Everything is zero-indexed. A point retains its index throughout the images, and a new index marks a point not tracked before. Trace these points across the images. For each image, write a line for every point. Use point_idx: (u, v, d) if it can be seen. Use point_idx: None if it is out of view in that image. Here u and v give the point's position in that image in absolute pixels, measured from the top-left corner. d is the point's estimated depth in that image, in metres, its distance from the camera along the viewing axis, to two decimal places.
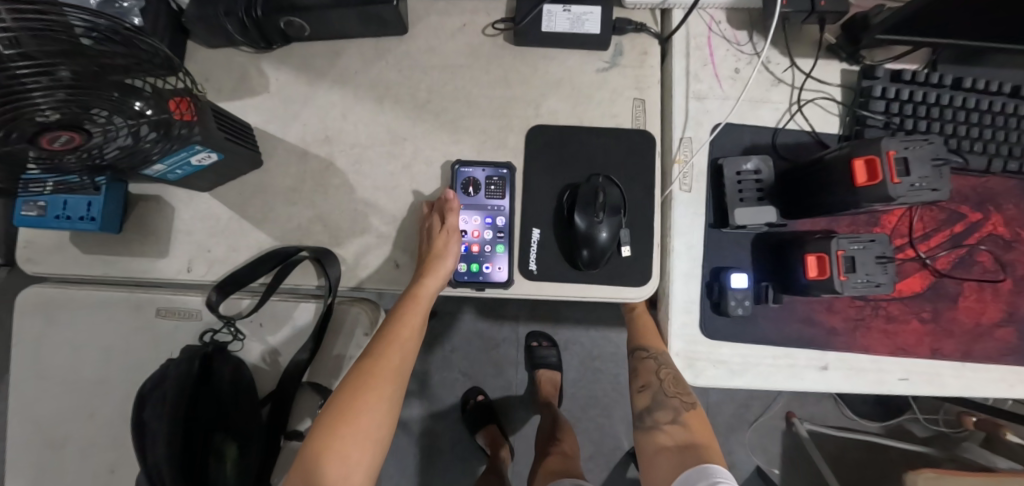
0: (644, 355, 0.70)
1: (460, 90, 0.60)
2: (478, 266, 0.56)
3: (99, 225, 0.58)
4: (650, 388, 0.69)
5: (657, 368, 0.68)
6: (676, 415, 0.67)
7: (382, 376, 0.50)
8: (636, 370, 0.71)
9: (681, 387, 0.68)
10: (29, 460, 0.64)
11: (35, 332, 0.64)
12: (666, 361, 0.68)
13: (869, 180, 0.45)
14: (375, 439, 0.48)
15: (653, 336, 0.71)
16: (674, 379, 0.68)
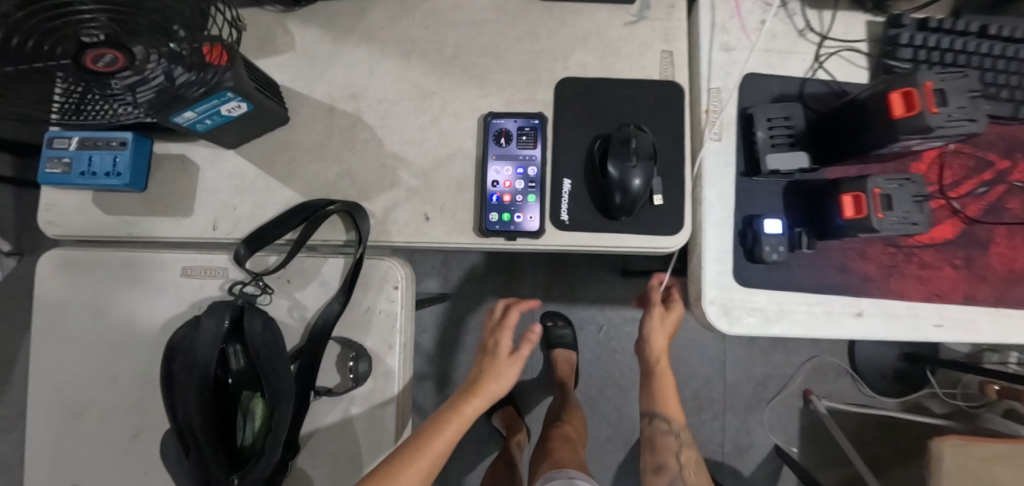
0: (666, 430, 0.73)
1: (487, 44, 0.60)
2: (510, 215, 0.55)
3: (126, 181, 0.58)
4: (667, 470, 0.72)
5: (679, 449, 0.73)
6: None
7: (411, 472, 0.51)
8: (655, 448, 0.74)
9: (694, 472, 0.73)
10: (51, 425, 0.63)
11: (57, 296, 0.64)
12: (684, 443, 0.73)
13: (906, 112, 0.45)
14: None
15: (674, 409, 0.72)
16: (692, 466, 0.73)
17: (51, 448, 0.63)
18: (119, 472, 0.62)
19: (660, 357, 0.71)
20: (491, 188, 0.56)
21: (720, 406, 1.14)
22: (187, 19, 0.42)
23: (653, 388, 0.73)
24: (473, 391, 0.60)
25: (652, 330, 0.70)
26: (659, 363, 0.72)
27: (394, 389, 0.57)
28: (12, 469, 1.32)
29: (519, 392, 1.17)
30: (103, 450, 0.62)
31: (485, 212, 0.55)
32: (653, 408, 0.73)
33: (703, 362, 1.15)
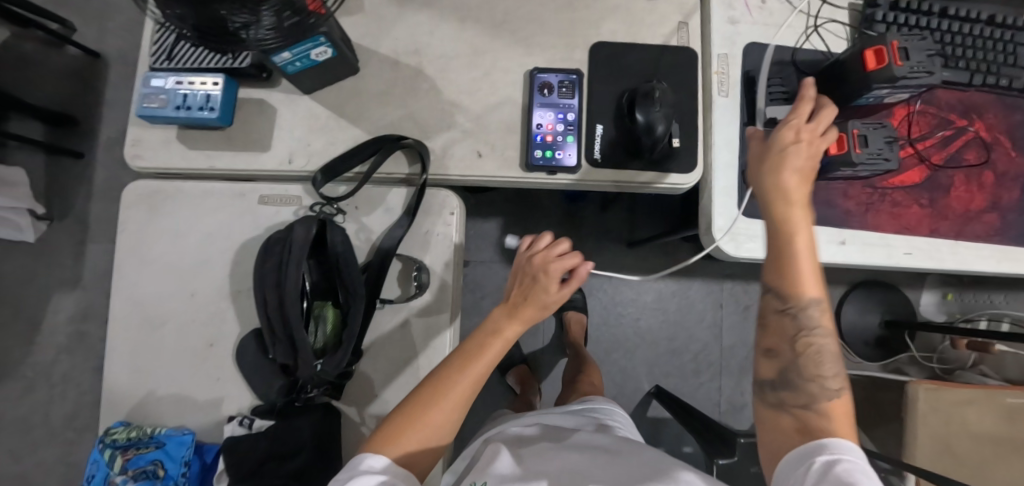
0: (779, 308, 0.47)
1: (532, 12, 0.71)
2: (551, 152, 0.64)
3: (217, 115, 0.66)
4: (781, 357, 0.47)
5: (800, 334, 0.46)
6: (814, 399, 0.43)
7: (452, 393, 0.49)
8: (764, 326, 0.48)
9: (829, 367, 0.45)
10: (130, 336, 0.70)
11: (142, 219, 0.72)
12: (814, 330, 0.46)
13: (877, 64, 0.56)
14: (435, 439, 0.48)
15: (808, 279, 0.46)
16: (819, 357, 0.45)
17: (129, 357, 0.70)
18: (195, 378, 0.69)
19: (798, 203, 0.47)
20: (536, 130, 0.65)
21: (718, 367, 1.25)
22: None
23: (775, 249, 0.47)
24: (514, 309, 0.52)
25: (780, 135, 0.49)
26: (793, 216, 0.46)
27: (449, 300, 0.67)
28: (34, 429, 1.30)
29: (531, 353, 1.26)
30: (177, 358, 0.69)
31: (530, 149, 0.64)
32: (775, 273, 0.47)
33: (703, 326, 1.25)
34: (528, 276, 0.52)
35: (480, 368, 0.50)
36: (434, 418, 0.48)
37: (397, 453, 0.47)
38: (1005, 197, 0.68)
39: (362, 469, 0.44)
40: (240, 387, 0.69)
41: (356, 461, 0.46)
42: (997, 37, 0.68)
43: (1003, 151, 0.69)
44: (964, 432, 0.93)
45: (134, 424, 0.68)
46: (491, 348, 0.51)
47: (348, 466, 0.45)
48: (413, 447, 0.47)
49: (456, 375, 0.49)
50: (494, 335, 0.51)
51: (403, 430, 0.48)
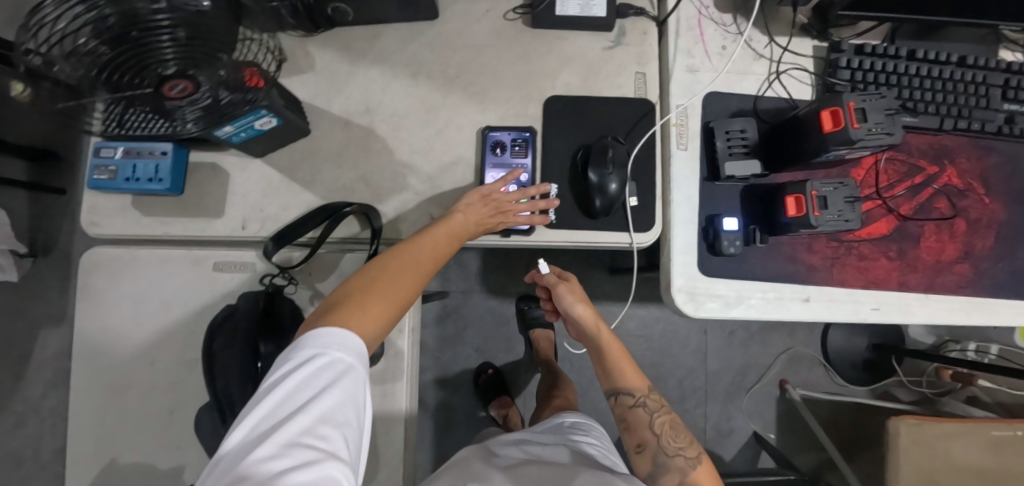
0: (631, 403, 0.67)
1: (485, 65, 0.68)
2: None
3: (166, 186, 0.65)
4: (648, 447, 0.64)
5: (652, 420, 0.66)
6: (684, 473, 0.61)
7: (412, 271, 0.55)
8: (630, 426, 0.66)
9: (681, 440, 0.65)
10: (92, 405, 0.69)
11: (100, 285, 0.70)
12: (657, 411, 0.66)
13: (833, 127, 0.54)
14: (393, 311, 0.53)
15: (634, 376, 0.67)
16: (673, 434, 0.65)
17: (93, 425, 0.69)
18: (159, 445, 0.69)
19: (599, 323, 0.69)
20: None
21: (703, 395, 1.22)
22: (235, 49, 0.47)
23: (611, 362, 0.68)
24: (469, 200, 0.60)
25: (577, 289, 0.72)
26: (603, 333, 0.69)
27: (404, 366, 0.67)
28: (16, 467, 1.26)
29: (513, 383, 1.25)
30: (140, 427, 0.69)
31: None
32: (612, 380, 0.68)
33: (688, 353, 1.22)
34: (490, 206, 0.60)
35: (433, 251, 0.57)
36: (395, 287, 0.53)
37: (367, 315, 0.50)
38: (979, 245, 0.65)
39: (345, 358, 0.45)
40: (202, 453, 0.69)
41: (321, 345, 0.45)
42: (967, 79, 0.66)
43: (976, 197, 0.66)
44: (948, 465, 0.90)
45: None
46: (445, 237, 0.59)
47: (332, 340, 0.45)
48: (378, 309, 0.51)
49: (414, 254, 0.56)
50: (445, 230, 0.58)
51: (369, 295, 0.51)
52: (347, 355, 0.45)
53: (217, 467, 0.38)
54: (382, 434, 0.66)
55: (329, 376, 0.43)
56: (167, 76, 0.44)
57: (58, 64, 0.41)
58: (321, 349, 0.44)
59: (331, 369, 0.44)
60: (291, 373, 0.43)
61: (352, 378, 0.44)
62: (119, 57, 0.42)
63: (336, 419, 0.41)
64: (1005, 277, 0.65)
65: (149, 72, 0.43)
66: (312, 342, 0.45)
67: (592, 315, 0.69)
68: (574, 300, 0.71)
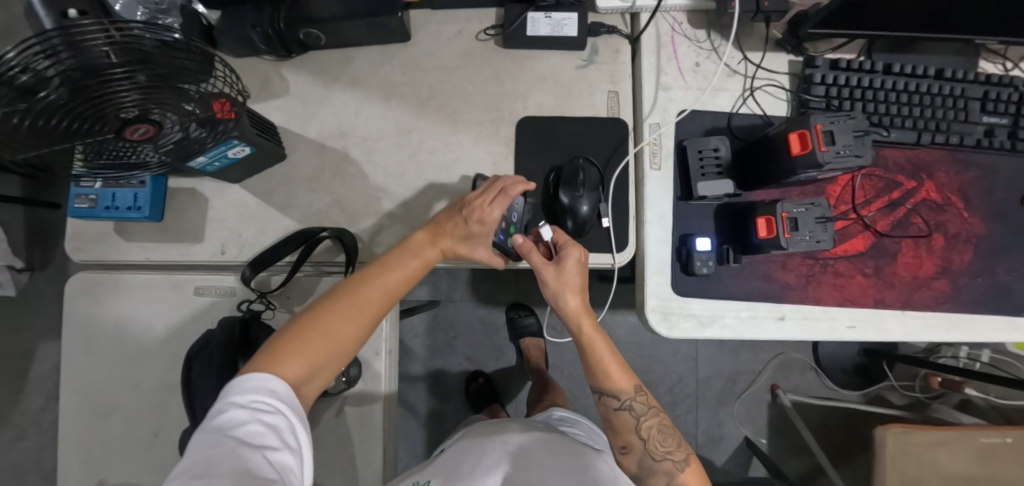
0: (616, 406, 0.59)
1: (457, 87, 0.69)
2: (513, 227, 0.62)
3: (145, 214, 0.66)
4: (634, 450, 0.59)
5: (638, 423, 0.59)
6: (671, 477, 0.56)
7: (367, 302, 0.52)
8: (615, 428, 0.60)
9: (669, 443, 0.58)
10: (79, 428, 0.71)
11: (82, 310, 0.71)
12: (644, 414, 0.59)
13: (802, 149, 0.54)
14: (339, 349, 0.50)
15: (620, 377, 0.59)
16: (660, 437, 0.58)
17: (80, 447, 0.71)
18: (144, 467, 0.70)
19: (586, 314, 0.59)
20: None
21: (693, 401, 1.21)
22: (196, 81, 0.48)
23: (594, 362, 0.59)
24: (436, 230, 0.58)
25: (567, 272, 0.58)
26: (587, 330, 0.59)
27: (382, 388, 0.68)
28: None
29: (504, 392, 1.26)
30: (125, 449, 0.70)
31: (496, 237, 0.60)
32: (597, 380, 0.60)
33: (678, 360, 1.22)
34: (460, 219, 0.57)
35: (394, 285, 0.54)
36: (346, 328, 0.50)
37: (304, 359, 0.47)
38: (957, 260, 0.65)
39: (261, 396, 0.43)
40: None
41: (251, 384, 0.44)
42: (943, 92, 0.65)
43: (955, 212, 0.66)
44: (937, 474, 0.88)
45: None
46: (408, 265, 0.56)
47: (244, 386, 0.43)
48: (320, 350, 0.48)
49: (370, 284, 0.53)
50: (411, 256, 0.56)
51: (312, 337, 0.48)
52: (261, 392, 0.43)
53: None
54: (360, 456, 0.67)
55: (240, 416, 0.41)
56: (129, 121, 0.45)
57: (16, 117, 0.42)
58: (230, 400, 0.42)
59: (242, 410, 0.41)
60: (194, 439, 0.40)
61: (271, 411, 0.42)
62: (78, 106, 0.43)
63: (258, 447, 0.39)
64: (984, 292, 0.64)
65: (109, 118, 0.45)
66: (237, 388, 0.44)
67: (581, 305, 0.59)
68: (558, 287, 0.58)
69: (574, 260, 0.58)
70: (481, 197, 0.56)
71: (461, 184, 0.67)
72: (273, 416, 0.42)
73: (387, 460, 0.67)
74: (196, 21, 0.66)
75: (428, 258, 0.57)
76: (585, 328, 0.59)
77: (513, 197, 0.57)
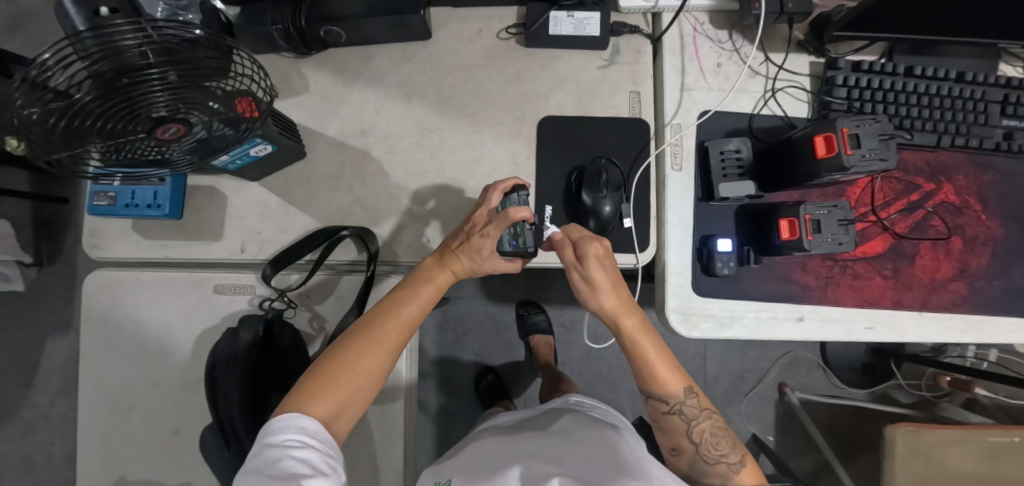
0: (666, 410, 0.58)
1: (478, 86, 0.69)
2: (519, 227, 0.59)
3: (164, 212, 0.66)
4: (685, 452, 0.58)
5: (689, 427, 0.57)
6: (726, 479, 0.55)
7: (385, 335, 0.53)
8: (664, 431, 0.59)
9: (723, 446, 0.56)
10: (99, 425, 0.71)
11: (100, 308, 0.71)
12: (696, 417, 0.57)
13: (827, 152, 0.55)
14: (364, 386, 0.51)
15: (670, 379, 0.57)
16: (712, 440, 0.57)
17: (99, 445, 0.71)
18: (165, 463, 0.71)
19: (630, 312, 0.56)
20: None
21: None
22: (222, 79, 0.47)
23: (641, 364, 0.57)
24: (446, 258, 0.57)
25: (593, 272, 0.55)
26: (629, 331, 0.56)
27: (402, 386, 0.69)
28: None
29: (513, 389, 1.26)
30: (145, 446, 0.71)
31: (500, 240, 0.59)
32: (644, 383, 0.58)
33: (687, 358, 1.23)
34: (465, 241, 0.56)
35: (410, 313, 0.55)
36: (367, 361, 0.51)
37: (330, 396, 0.49)
38: (974, 263, 0.65)
39: (291, 433, 0.45)
40: (207, 470, 0.71)
41: (283, 423, 0.45)
42: (963, 95, 0.66)
43: (973, 215, 0.66)
44: (942, 472, 0.89)
45: None
46: (423, 292, 0.56)
47: (274, 427, 0.45)
48: (346, 391, 0.50)
49: (387, 319, 0.54)
50: (426, 285, 0.57)
51: (336, 375, 0.50)
52: (289, 430, 0.45)
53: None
54: (381, 453, 0.67)
55: (272, 453, 0.43)
56: (160, 120, 0.45)
57: (53, 118, 0.42)
58: (262, 441, 0.45)
59: (274, 448, 0.43)
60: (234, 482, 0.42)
61: (301, 446, 0.44)
62: (111, 106, 0.43)
63: (290, 477, 0.40)
64: (1000, 294, 0.64)
65: (140, 118, 0.45)
66: (267, 431, 0.45)
67: (622, 307, 0.56)
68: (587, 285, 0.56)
69: (593, 257, 0.55)
70: (479, 213, 0.57)
71: (482, 183, 0.67)
72: (302, 450, 0.43)
73: (408, 457, 0.68)
74: (215, 18, 0.65)
75: (440, 281, 0.57)
76: (625, 329, 0.56)
77: (514, 219, 0.54)
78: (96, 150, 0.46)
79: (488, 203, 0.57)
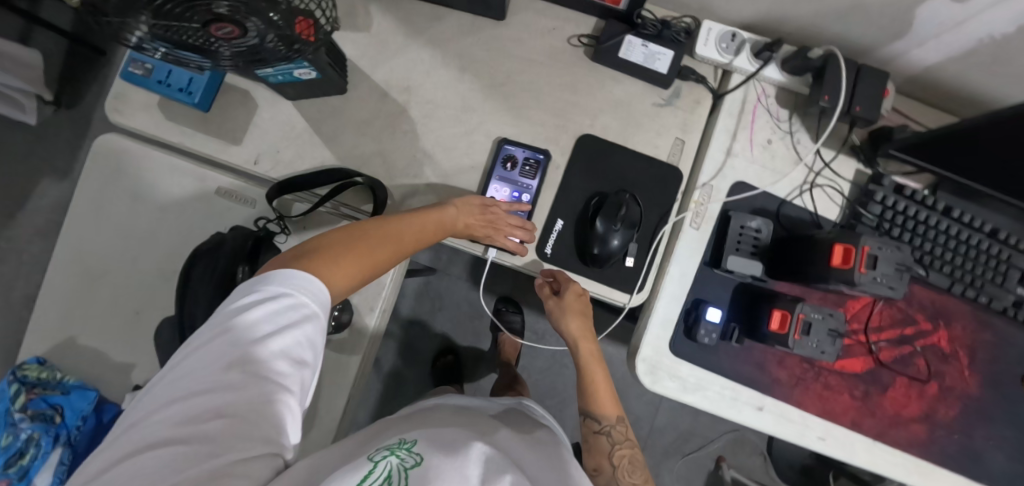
0: (596, 429, 0.60)
1: (533, 82, 0.68)
2: None
3: (193, 101, 0.66)
4: (603, 474, 0.58)
5: (613, 450, 0.58)
6: None
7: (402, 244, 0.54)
8: (589, 450, 0.60)
9: (637, 475, 0.57)
10: (67, 282, 0.71)
11: (106, 173, 0.71)
12: (621, 443, 0.58)
13: (842, 263, 0.55)
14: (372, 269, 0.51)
15: (607, 402, 0.60)
16: (630, 468, 0.57)
17: (61, 300, 0.71)
18: (117, 339, 0.71)
19: (590, 338, 0.65)
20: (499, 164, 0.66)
21: (641, 446, 1.23)
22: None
23: (586, 382, 0.62)
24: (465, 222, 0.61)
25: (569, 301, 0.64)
26: (584, 355, 0.63)
27: (364, 343, 0.69)
28: None
29: (467, 376, 1.27)
30: (104, 316, 0.71)
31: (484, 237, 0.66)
32: (584, 401, 0.62)
33: (640, 403, 1.23)
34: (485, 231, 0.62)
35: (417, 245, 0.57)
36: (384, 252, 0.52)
37: (345, 266, 0.47)
38: (942, 412, 0.65)
39: (312, 304, 0.41)
40: (153, 359, 0.71)
41: (311, 284, 0.41)
42: (989, 252, 0.65)
43: (957, 367, 0.66)
44: None
45: (48, 364, 0.70)
46: (432, 228, 0.58)
47: (301, 283, 0.41)
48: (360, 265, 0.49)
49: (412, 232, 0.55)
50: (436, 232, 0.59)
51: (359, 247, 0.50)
52: (312, 297, 0.41)
53: (142, 403, 0.35)
54: (323, 399, 0.68)
55: (282, 313, 0.39)
56: (218, 18, 0.44)
57: None
58: (282, 290, 0.40)
59: (292, 312, 0.39)
60: (236, 316, 0.38)
61: (314, 324, 0.41)
62: None
63: (293, 361, 0.38)
64: (955, 450, 0.65)
65: (199, 10, 0.44)
66: (291, 283, 0.40)
67: (586, 329, 0.65)
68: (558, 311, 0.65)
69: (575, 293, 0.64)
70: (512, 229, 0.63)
71: None
72: (315, 331, 0.40)
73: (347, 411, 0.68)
74: None
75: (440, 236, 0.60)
76: (582, 352, 0.64)
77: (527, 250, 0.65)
78: (146, 21, 0.46)
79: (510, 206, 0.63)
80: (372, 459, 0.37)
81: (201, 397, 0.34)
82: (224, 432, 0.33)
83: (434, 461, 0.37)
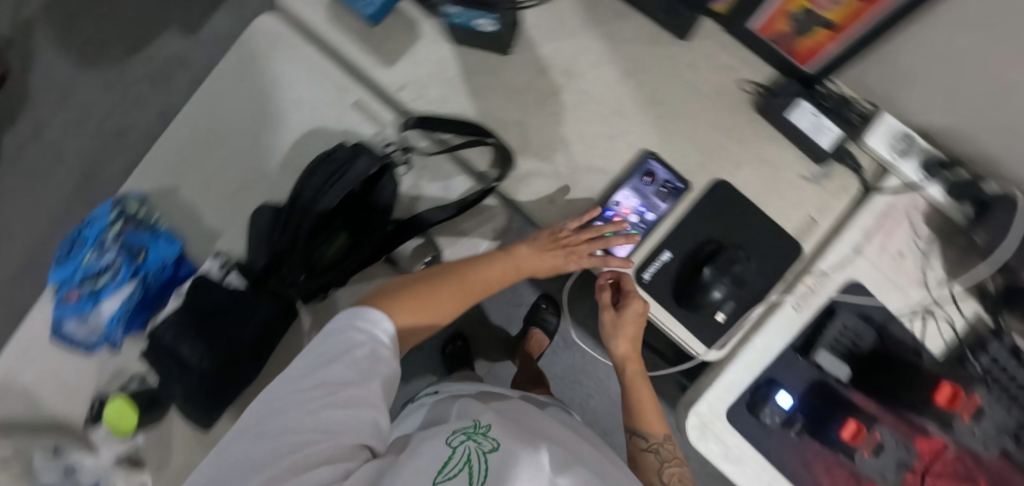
0: (644, 447, 0.63)
1: (689, 110, 0.67)
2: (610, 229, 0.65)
3: (370, 14, 0.67)
4: None
5: (661, 467, 0.61)
6: None
7: (476, 281, 0.61)
8: (637, 467, 0.62)
9: None
10: (189, 135, 0.74)
11: (260, 49, 0.74)
12: (670, 460, 0.61)
13: (947, 404, 0.57)
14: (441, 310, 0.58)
15: (654, 420, 0.64)
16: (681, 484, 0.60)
17: (178, 149, 0.74)
18: (214, 203, 0.74)
19: (635, 358, 0.67)
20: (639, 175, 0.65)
21: None
22: None
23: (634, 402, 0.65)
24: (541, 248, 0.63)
25: (625, 321, 0.64)
26: (631, 375, 0.66)
27: None
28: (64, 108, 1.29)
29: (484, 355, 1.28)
30: (209, 178, 0.74)
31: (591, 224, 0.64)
32: (632, 419, 0.65)
33: None
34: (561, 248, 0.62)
35: (492, 278, 0.62)
36: (452, 295, 0.59)
37: (407, 311, 0.55)
38: None
39: (367, 347, 0.49)
40: (239, 235, 0.73)
41: (374, 324, 0.51)
42: None
43: None
44: None
45: (148, 203, 0.73)
46: (502, 269, 0.62)
47: (365, 326, 0.50)
48: (425, 311, 0.57)
49: (484, 271, 0.62)
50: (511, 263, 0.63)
51: (427, 293, 0.58)
52: (375, 334, 0.50)
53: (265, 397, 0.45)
54: None
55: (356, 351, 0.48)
56: None
57: None
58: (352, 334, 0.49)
59: (360, 350, 0.48)
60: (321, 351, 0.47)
61: (383, 356, 0.50)
62: None
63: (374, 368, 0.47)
64: None
65: None
66: (360, 327, 0.50)
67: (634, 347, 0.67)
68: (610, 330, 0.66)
69: (632, 312, 0.63)
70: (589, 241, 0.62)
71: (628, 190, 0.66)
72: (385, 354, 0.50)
73: None
74: None
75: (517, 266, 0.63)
76: (627, 371, 0.67)
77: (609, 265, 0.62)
78: None
79: (606, 242, 0.62)
80: (451, 445, 0.44)
81: (321, 380, 0.45)
82: (328, 417, 0.43)
83: (508, 447, 0.43)
